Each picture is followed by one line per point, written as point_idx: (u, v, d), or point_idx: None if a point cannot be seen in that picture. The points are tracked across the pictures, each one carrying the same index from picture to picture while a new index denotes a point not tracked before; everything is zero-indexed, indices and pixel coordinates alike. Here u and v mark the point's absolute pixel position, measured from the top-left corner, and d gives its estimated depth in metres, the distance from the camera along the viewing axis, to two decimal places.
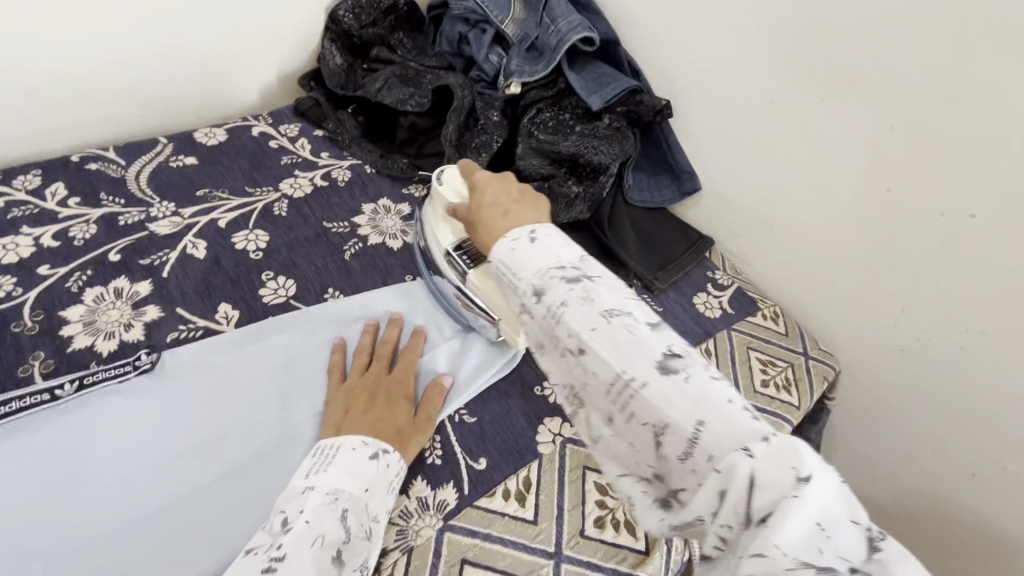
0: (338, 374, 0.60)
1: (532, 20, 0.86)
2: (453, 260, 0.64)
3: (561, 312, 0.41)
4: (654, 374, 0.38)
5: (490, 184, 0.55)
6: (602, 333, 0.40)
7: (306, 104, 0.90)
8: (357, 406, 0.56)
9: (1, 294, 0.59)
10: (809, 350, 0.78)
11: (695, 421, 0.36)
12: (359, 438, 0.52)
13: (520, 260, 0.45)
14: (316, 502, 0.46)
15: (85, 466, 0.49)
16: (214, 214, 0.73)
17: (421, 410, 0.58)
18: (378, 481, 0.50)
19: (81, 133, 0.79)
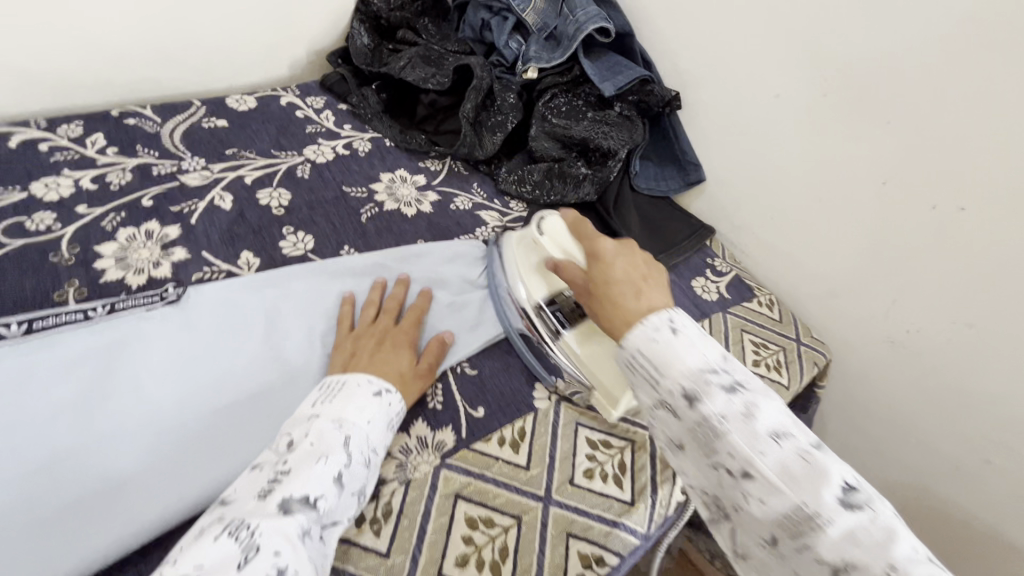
0: (348, 323, 0.62)
1: (551, 10, 0.92)
2: (544, 314, 0.64)
3: (722, 427, 0.37)
4: (827, 495, 0.34)
5: (619, 256, 0.53)
6: (762, 442, 0.36)
7: (332, 79, 0.95)
8: (364, 351, 0.58)
9: (41, 227, 0.64)
10: (801, 337, 0.81)
11: (877, 538, 0.33)
12: (364, 377, 0.54)
13: (663, 358, 0.41)
14: (322, 427, 0.47)
15: (113, 381, 0.52)
16: (241, 172, 0.77)
17: (423, 360, 0.60)
18: (379, 416, 0.51)
19: (121, 91, 0.84)
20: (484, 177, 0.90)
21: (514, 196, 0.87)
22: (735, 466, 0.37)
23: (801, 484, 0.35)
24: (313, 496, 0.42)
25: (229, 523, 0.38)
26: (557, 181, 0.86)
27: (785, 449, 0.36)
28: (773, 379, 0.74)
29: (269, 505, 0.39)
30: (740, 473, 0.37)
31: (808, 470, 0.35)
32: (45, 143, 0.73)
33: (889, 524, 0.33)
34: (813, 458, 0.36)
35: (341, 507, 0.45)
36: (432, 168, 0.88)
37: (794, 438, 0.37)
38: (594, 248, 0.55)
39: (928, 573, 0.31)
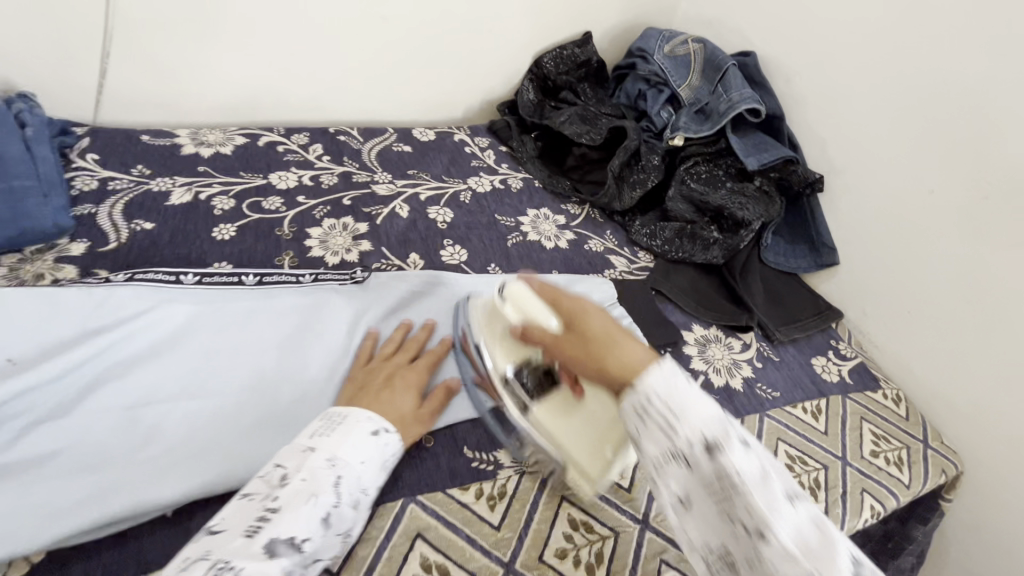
0: (363, 358, 0.63)
1: (706, 88, 0.99)
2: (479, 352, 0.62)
3: (739, 481, 0.37)
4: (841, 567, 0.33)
5: (600, 313, 0.51)
6: (787, 518, 0.36)
7: (499, 124, 1.10)
8: (370, 387, 0.58)
9: (273, 207, 0.81)
10: (929, 440, 0.77)
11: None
12: (366, 412, 0.53)
13: (681, 404, 0.40)
14: (313, 463, 0.47)
15: (178, 357, 0.58)
16: (417, 189, 0.92)
17: (427, 403, 0.59)
18: (375, 456, 0.51)
19: (338, 114, 1.04)
20: (617, 226, 0.98)
21: (643, 247, 0.94)
22: (752, 524, 0.36)
23: (815, 553, 0.34)
24: (299, 538, 0.42)
25: (212, 563, 0.39)
26: (687, 240, 0.91)
27: (801, 513, 0.36)
28: (893, 473, 0.71)
29: (254, 547, 0.40)
30: (750, 531, 0.36)
31: (822, 538, 0.35)
32: (282, 146, 0.93)
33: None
34: (799, 501, 0.37)
35: (327, 547, 0.45)
36: (573, 211, 0.98)
37: (801, 497, 0.38)
38: (578, 306, 0.52)
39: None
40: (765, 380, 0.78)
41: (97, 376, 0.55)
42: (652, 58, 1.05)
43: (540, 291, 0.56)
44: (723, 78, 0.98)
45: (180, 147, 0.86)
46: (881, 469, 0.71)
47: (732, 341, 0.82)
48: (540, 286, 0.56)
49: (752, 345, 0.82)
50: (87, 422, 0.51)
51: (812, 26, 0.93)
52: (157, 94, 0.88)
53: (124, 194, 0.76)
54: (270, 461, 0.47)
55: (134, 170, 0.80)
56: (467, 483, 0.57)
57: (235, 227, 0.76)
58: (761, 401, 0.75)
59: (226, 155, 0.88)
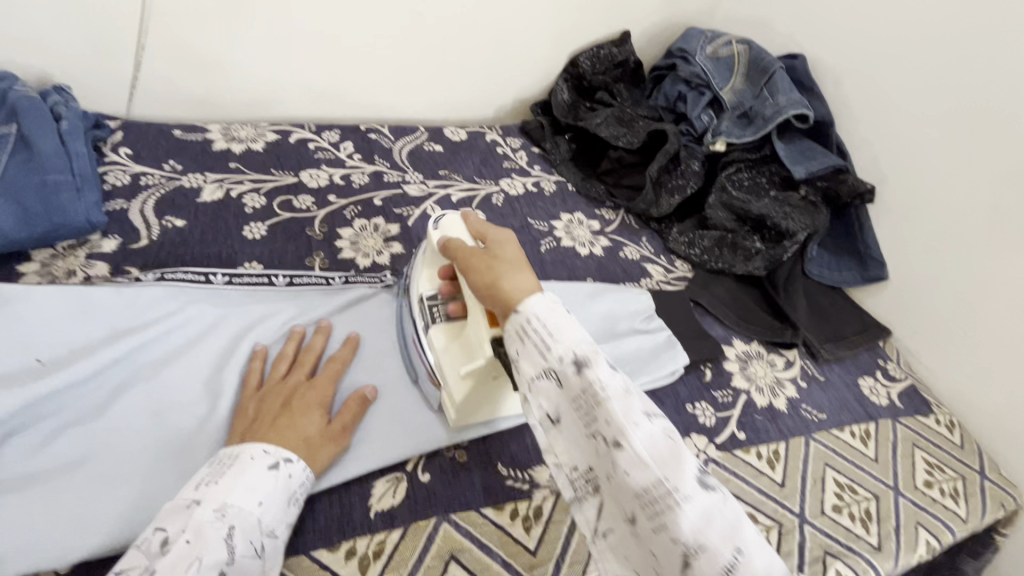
0: (254, 381, 0.55)
1: (750, 92, 0.95)
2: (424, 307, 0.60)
3: (603, 395, 0.39)
4: (690, 477, 0.36)
5: (508, 244, 0.52)
6: (665, 454, 0.37)
7: (532, 125, 1.07)
8: (263, 418, 0.50)
9: (304, 206, 0.79)
10: (986, 471, 0.72)
11: (700, 512, 0.35)
12: (262, 446, 0.47)
13: (560, 328, 0.41)
14: (201, 519, 0.40)
15: (175, 370, 0.55)
16: (449, 190, 0.90)
17: (336, 421, 0.53)
18: (276, 494, 0.45)
19: (368, 111, 1.02)
20: (653, 233, 0.94)
21: (681, 256, 0.90)
22: (609, 435, 0.38)
23: (667, 462, 0.37)
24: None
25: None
26: (727, 250, 0.88)
27: (654, 426, 0.39)
28: (948, 506, 0.67)
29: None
30: (610, 443, 0.38)
31: (670, 450, 0.37)
32: (313, 143, 0.91)
33: (738, 508, 0.37)
34: (677, 438, 0.39)
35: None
36: (607, 216, 0.95)
37: (665, 422, 0.39)
38: (499, 244, 0.53)
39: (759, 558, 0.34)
40: (810, 400, 0.74)
41: (126, 380, 0.53)
42: (693, 60, 1.01)
43: (472, 229, 0.58)
44: (769, 81, 0.93)
45: (211, 142, 0.85)
46: (935, 501, 0.67)
47: (774, 358, 0.78)
48: (473, 222, 0.58)
49: (795, 363, 0.79)
50: (103, 432, 0.49)
51: (867, 28, 0.88)
52: (189, 89, 0.87)
53: (155, 189, 0.75)
54: (147, 526, 0.40)
55: (165, 165, 0.79)
56: (501, 501, 0.55)
57: (266, 225, 0.75)
58: (806, 423, 0.71)
59: (257, 151, 0.86)
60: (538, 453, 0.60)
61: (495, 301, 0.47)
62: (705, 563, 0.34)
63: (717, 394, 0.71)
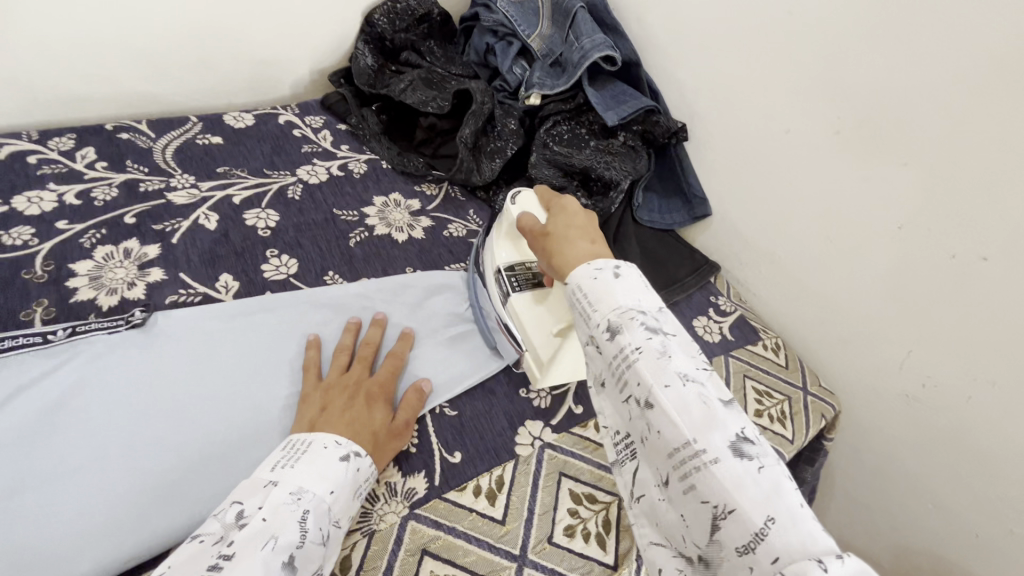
0: (315, 372, 0.57)
1: (558, 37, 0.89)
2: (499, 278, 0.65)
3: (634, 358, 0.39)
4: (718, 435, 0.35)
5: (581, 212, 0.55)
6: (707, 431, 0.36)
7: (333, 98, 0.94)
8: (335, 405, 0.53)
9: (18, 242, 0.62)
10: (809, 386, 0.76)
11: (757, 484, 0.34)
12: (332, 437, 0.49)
13: (599, 293, 0.42)
14: (276, 500, 0.43)
15: None
16: (230, 190, 0.76)
17: (400, 414, 0.56)
18: (346, 485, 0.46)
19: (118, 105, 0.83)
20: (481, 204, 0.87)
21: None
22: (663, 434, 0.37)
23: (696, 422, 0.36)
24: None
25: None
26: None
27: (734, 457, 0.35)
28: (776, 431, 0.70)
29: None
30: (642, 396, 0.39)
31: (705, 413, 0.36)
32: (34, 156, 0.72)
33: (774, 473, 0.34)
34: (750, 451, 0.35)
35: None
36: (428, 192, 0.86)
37: (703, 387, 0.38)
38: (562, 207, 0.56)
39: (798, 519, 0.32)
40: None
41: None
42: (496, 6, 0.92)
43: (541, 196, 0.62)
44: (573, 23, 0.87)
45: None
46: (765, 429, 0.69)
47: None
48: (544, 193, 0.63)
49: None
50: None
51: None
52: None
53: None
54: (227, 499, 0.43)
55: None
56: None
57: None
58: None
59: None
60: None
61: (554, 265, 0.49)
62: (735, 523, 0.33)
63: None
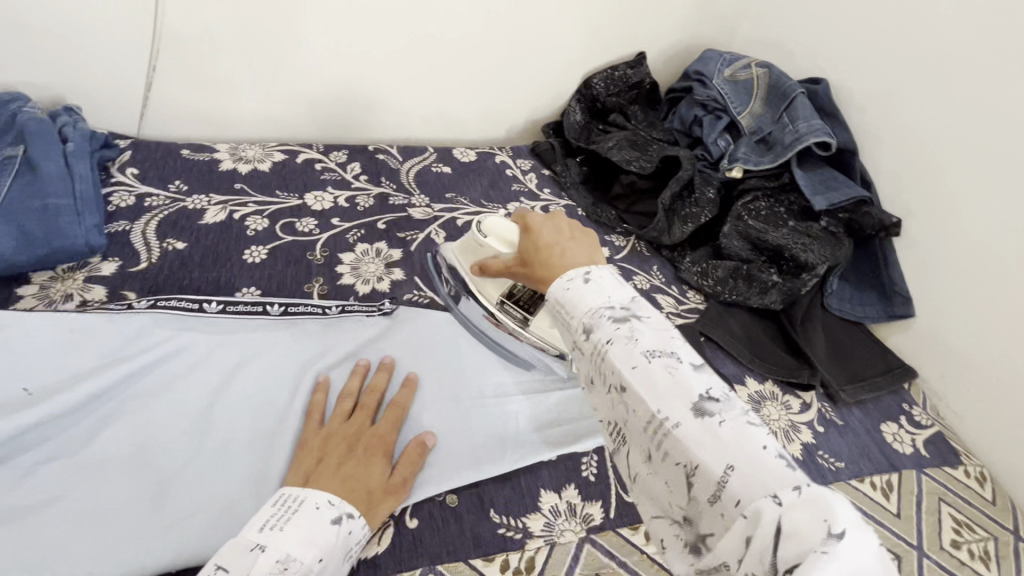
0: (318, 416, 0.55)
1: (770, 117, 0.92)
2: (509, 308, 0.65)
3: (603, 349, 0.40)
4: (680, 402, 0.36)
5: (546, 223, 0.54)
6: (652, 370, 0.37)
7: (542, 146, 1.04)
8: (330, 459, 0.50)
9: (306, 229, 0.78)
10: (1021, 531, 0.67)
11: (726, 439, 0.34)
12: (327, 496, 0.46)
13: (572, 299, 0.43)
14: (262, 570, 0.39)
15: (177, 394, 0.55)
16: (454, 213, 0.88)
17: (398, 471, 0.53)
18: (335, 550, 0.44)
19: (378, 131, 1.01)
20: (664, 262, 0.90)
21: (693, 287, 0.86)
22: (624, 394, 0.38)
23: (663, 394, 0.36)
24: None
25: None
26: (742, 282, 0.84)
27: (657, 365, 0.38)
28: (978, 570, 0.62)
29: None
30: (585, 335, 0.41)
31: (672, 381, 0.37)
32: (319, 164, 0.90)
33: (744, 429, 0.34)
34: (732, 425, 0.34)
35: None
36: (617, 242, 0.92)
37: (672, 357, 0.38)
38: (531, 228, 0.54)
39: (760, 464, 0.32)
40: (828, 446, 0.70)
41: (103, 361, 0.54)
42: (710, 82, 0.98)
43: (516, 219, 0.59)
44: (790, 106, 0.90)
45: (219, 162, 0.85)
46: (964, 564, 0.62)
47: (790, 400, 0.74)
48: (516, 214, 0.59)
49: (812, 406, 0.74)
50: (102, 459, 0.49)
51: (895, 53, 0.85)
52: (199, 108, 0.87)
53: (161, 210, 0.75)
54: (209, 569, 0.39)
55: (172, 185, 0.79)
56: (491, 553, 0.52)
57: (266, 250, 0.74)
58: (823, 471, 0.67)
59: (264, 172, 0.86)
60: (534, 499, 0.57)
61: (547, 279, 0.49)
62: (704, 485, 0.34)
63: None
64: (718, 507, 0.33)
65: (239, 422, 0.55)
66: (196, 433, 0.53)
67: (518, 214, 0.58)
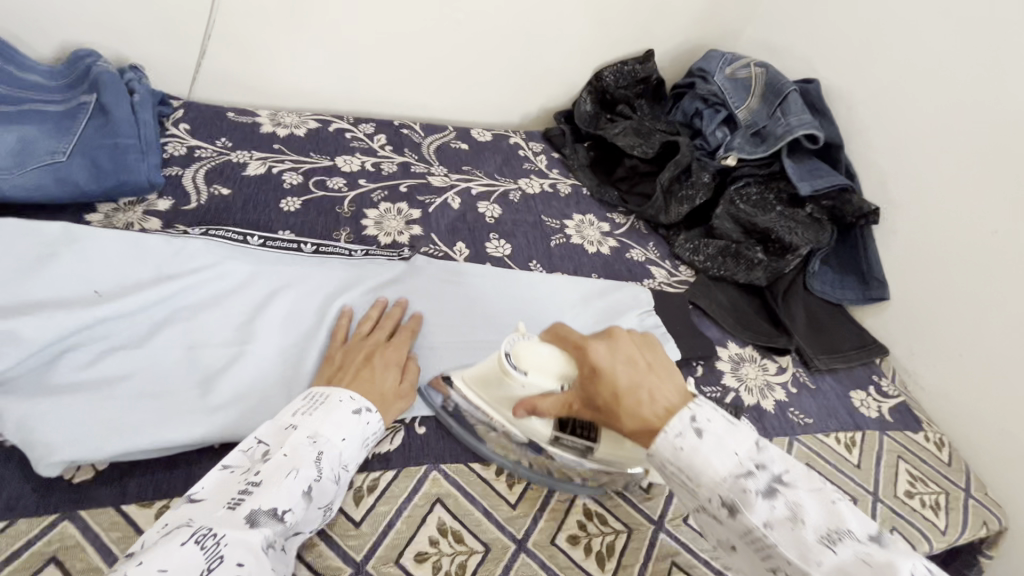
0: (341, 335, 0.63)
1: (765, 111, 1.00)
2: (562, 445, 0.56)
3: (767, 535, 0.39)
4: (731, 473, 0.42)
5: (615, 357, 0.49)
6: (815, 551, 0.38)
7: (554, 132, 1.12)
8: (348, 368, 0.58)
9: (336, 187, 0.87)
10: (973, 490, 0.74)
11: (788, 529, 0.39)
12: (349, 392, 0.53)
13: (691, 463, 0.43)
14: (297, 440, 0.48)
15: (220, 309, 0.63)
16: (470, 184, 0.96)
17: (407, 380, 0.60)
18: (356, 434, 0.51)
19: (403, 109, 1.10)
20: (660, 239, 0.98)
21: (685, 262, 0.94)
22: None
23: None
24: (280, 509, 0.43)
25: (195, 529, 0.39)
26: (731, 259, 0.91)
27: (778, 510, 0.40)
28: (928, 517, 0.68)
29: (237, 517, 0.41)
30: (726, 511, 0.41)
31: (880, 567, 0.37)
32: (349, 134, 0.99)
33: (890, 562, 0.37)
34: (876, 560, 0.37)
35: (308, 519, 0.46)
36: (618, 219, 0.99)
37: (802, 511, 0.40)
38: (591, 367, 0.50)
39: None
40: (799, 405, 0.76)
41: (160, 276, 0.63)
42: (712, 78, 1.05)
43: (562, 338, 0.54)
44: (783, 102, 0.97)
45: (260, 126, 0.94)
46: (915, 510, 0.68)
47: (768, 363, 0.81)
48: (565, 334, 0.54)
49: (788, 370, 0.81)
50: (158, 353, 0.57)
51: (882, 58, 0.92)
52: (244, 76, 0.96)
53: (208, 162, 0.84)
54: (252, 437, 0.48)
55: (217, 142, 0.88)
56: (489, 460, 0.59)
57: (300, 201, 0.82)
58: (792, 424, 0.74)
59: (299, 137, 0.95)
60: None
61: (642, 436, 0.47)
62: None
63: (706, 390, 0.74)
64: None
65: (274, 337, 0.62)
66: (237, 340, 0.61)
67: (567, 338, 0.53)
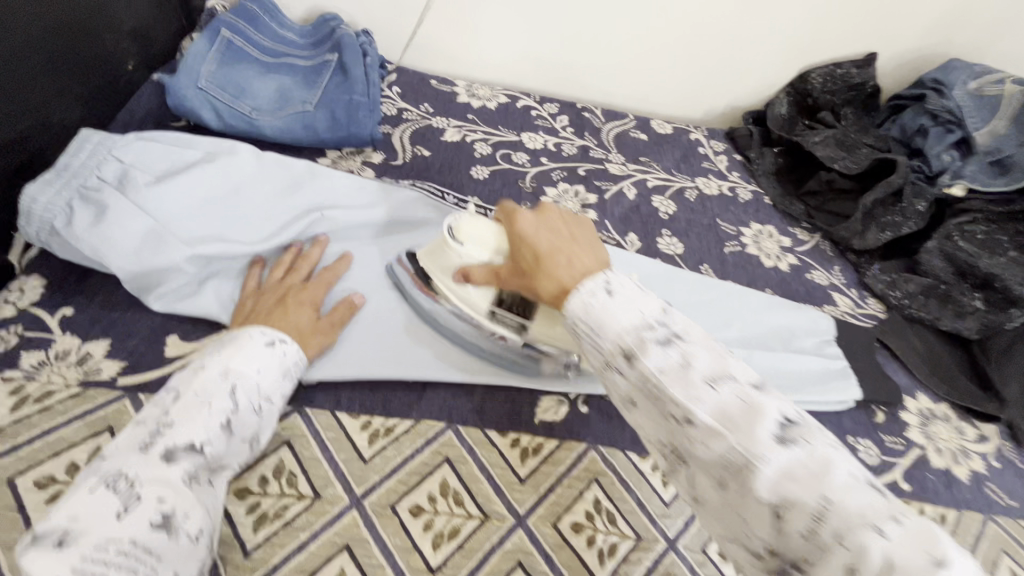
0: (253, 283, 0.60)
1: (1015, 138, 0.86)
2: (500, 318, 0.58)
3: (660, 379, 0.38)
4: (761, 432, 0.35)
5: (539, 223, 0.49)
6: (760, 439, 0.35)
7: (740, 132, 1.06)
8: (258, 308, 0.56)
9: (520, 162, 0.91)
10: None
11: (811, 468, 0.34)
12: (260, 327, 0.52)
13: (601, 317, 0.41)
14: (208, 377, 0.46)
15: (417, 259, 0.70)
16: (646, 176, 0.95)
17: (325, 317, 0.59)
18: (273, 365, 0.50)
19: (587, 93, 1.10)
20: (848, 264, 0.88)
21: (875, 295, 0.84)
22: (678, 414, 0.37)
23: (801, 471, 0.34)
24: (198, 443, 0.43)
25: (106, 474, 0.40)
26: (936, 301, 0.80)
27: (790, 449, 0.35)
28: None
29: (151, 458, 0.41)
30: (625, 360, 0.40)
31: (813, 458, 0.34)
32: (534, 111, 1.02)
33: (826, 456, 0.34)
34: (905, 519, 0.32)
35: (232, 452, 0.46)
36: (801, 236, 0.91)
37: (795, 425, 0.36)
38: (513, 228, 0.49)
39: (851, 497, 0.32)
40: (1002, 482, 0.66)
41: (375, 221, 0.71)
42: (950, 93, 0.92)
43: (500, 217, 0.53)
44: None
45: (457, 95, 1.00)
46: None
47: (965, 427, 0.70)
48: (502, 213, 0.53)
49: (992, 440, 0.70)
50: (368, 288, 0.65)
51: None
52: (450, 48, 1.02)
53: (413, 124, 0.91)
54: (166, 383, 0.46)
55: (421, 107, 0.96)
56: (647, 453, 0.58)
57: (488, 170, 0.87)
58: (991, 503, 0.64)
59: (490, 109, 1.00)
60: None
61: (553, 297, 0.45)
62: (798, 518, 0.33)
63: (888, 439, 0.67)
64: (814, 540, 0.32)
65: None
66: None
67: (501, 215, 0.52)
